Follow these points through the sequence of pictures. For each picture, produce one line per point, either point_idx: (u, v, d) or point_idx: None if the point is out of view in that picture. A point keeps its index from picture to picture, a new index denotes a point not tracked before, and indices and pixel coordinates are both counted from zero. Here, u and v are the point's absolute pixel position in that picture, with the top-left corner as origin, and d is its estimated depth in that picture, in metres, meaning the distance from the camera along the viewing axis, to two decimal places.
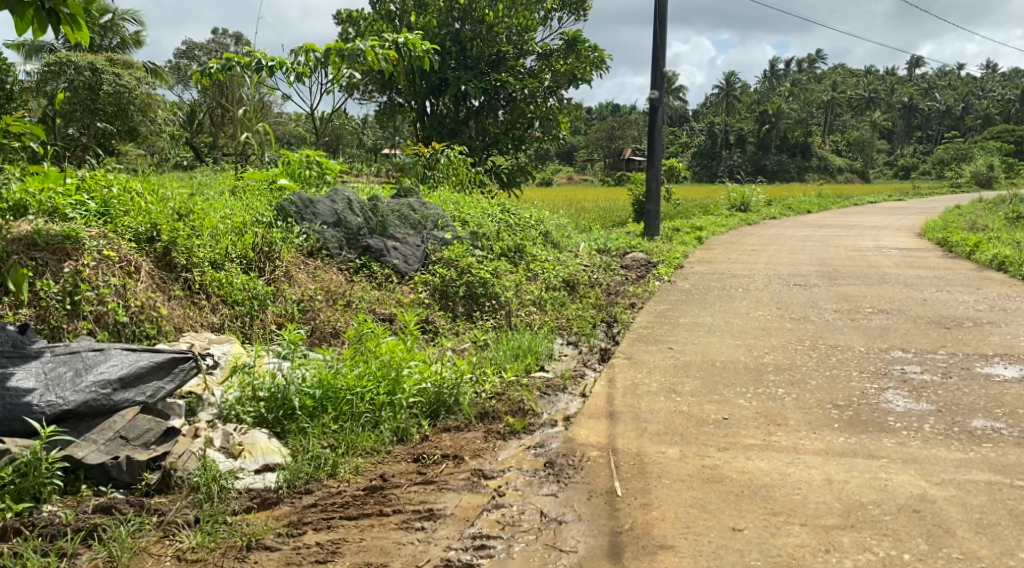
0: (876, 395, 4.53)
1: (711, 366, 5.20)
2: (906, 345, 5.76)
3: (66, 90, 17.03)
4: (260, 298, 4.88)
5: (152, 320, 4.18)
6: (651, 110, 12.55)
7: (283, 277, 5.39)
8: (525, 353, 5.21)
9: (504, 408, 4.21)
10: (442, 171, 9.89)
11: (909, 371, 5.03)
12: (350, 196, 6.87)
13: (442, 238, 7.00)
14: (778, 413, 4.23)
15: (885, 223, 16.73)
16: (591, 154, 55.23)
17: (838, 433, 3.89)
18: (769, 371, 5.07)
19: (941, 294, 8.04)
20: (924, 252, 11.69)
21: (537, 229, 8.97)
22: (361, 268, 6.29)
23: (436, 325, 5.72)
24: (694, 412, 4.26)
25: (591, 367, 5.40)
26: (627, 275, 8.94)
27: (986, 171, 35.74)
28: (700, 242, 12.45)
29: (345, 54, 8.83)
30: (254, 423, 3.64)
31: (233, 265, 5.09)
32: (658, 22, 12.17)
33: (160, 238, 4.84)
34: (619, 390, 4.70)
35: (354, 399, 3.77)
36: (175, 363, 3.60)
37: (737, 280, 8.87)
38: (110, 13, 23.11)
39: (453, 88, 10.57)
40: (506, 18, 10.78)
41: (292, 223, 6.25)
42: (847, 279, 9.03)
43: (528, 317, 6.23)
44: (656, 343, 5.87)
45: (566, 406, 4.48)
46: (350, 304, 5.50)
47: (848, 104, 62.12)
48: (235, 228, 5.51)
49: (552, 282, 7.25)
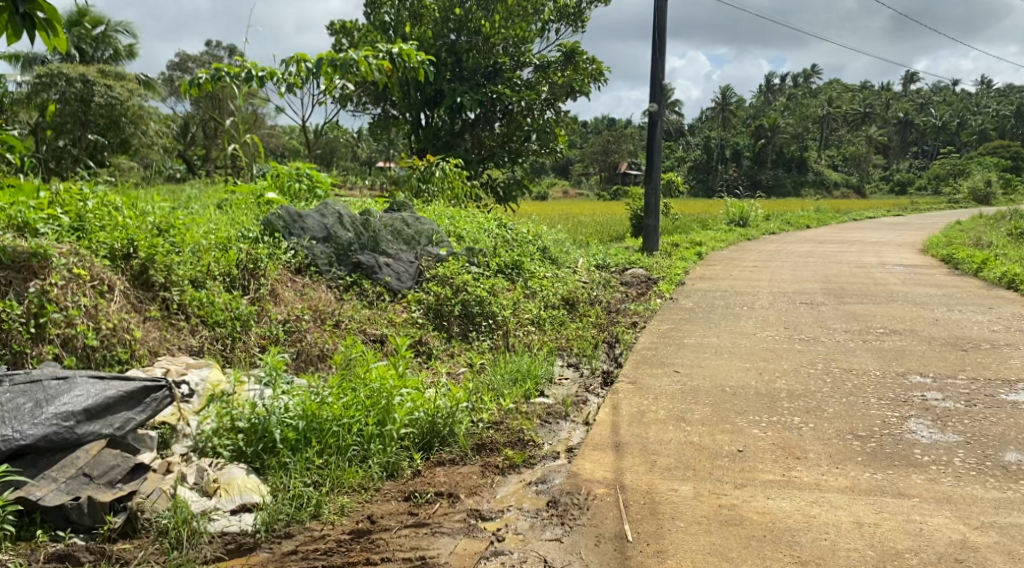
0: (898, 425, 4.27)
1: (721, 392, 4.92)
2: (923, 369, 5.50)
3: (57, 101, 16.84)
4: (242, 318, 4.60)
5: (126, 343, 3.90)
6: (651, 124, 12.33)
7: (268, 296, 5.12)
8: (524, 377, 4.94)
9: (502, 439, 3.93)
10: (437, 185, 9.62)
11: (931, 398, 4.78)
12: (341, 210, 6.59)
13: (436, 254, 6.73)
14: (796, 445, 3.96)
15: (886, 239, 16.51)
16: (586, 167, 55.07)
17: (864, 468, 3.63)
18: (782, 397, 4.81)
19: (953, 313, 7.80)
20: (929, 269, 11.46)
21: (534, 245, 8.71)
22: (351, 285, 6.02)
23: (430, 346, 5.44)
24: (706, 443, 3.99)
25: (594, 392, 5.11)
26: (628, 292, 8.68)
27: (983, 187, 35.78)
28: (700, 258, 12.20)
29: (338, 64, 8.59)
30: (231, 457, 3.35)
31: (215, 284, 4.84)
32: (657, 34, 11.98)
33: (137, 254, 4.55)
34: (625, 417, 4.43)
35: (340, 431, 3.48)
36: (147, 392, 3.30)
37: (741, 298, 8.62)
38: (102, 25, 22.88)
39: (449, 100, 10.33)
40: (503, 29, 10.59)
41: (279, 239, 5.97)
42: (854, 298, 8.79)
43: (527, 337, 5.96)
44: (662, 366, 5.60)
45: (568, 436, 4.20)
46: (338, 325, 5.23)
47: (844, 120, 62.19)
48: (218, 245, 5.25)
49: (551, 300, 6.98)
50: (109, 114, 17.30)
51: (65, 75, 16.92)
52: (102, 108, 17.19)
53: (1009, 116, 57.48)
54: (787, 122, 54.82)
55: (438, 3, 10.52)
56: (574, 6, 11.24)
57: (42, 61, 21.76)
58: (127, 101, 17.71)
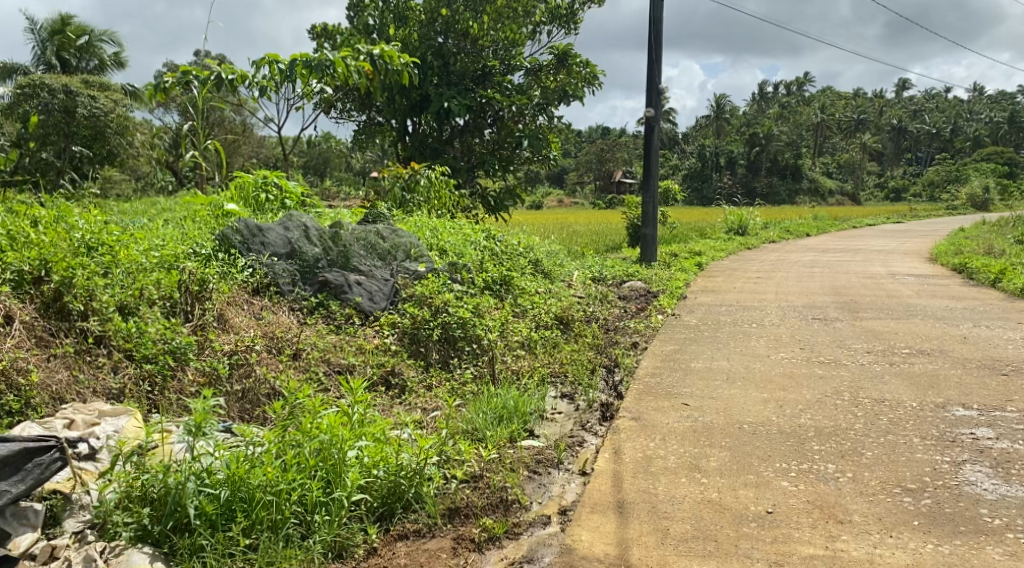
0: (954, 473, 3.61)
1: (738, 431, 4.24)
2: (966, 399, 4.82)
3: (40, 113, 16.08)
4: (178, 351, 3.92)
5: (18, 390, 3.33)
6: (648, 130, 11.67)
7: (215, 323, 4.47)
8: (510, 415, 4.26)
9: (481, 502, 3.26)
10: (422, 194, 8.97)
11: (982, 438, 4.10)
12: (308, 222, 5.91)
13: (414, 271, 6.02)
14: (835, 503, 3.31)
15: (890, 247, 15.88)
16: (581, 176, 54.52)
17: (923, 537, 3.03)
18: (810, 437, 4.12)
19: (980, 330, 7.11)
20: (942, 279, 10.81)
21: (525, 257, 8.02)
22: (317, 307, 5.35)
23: (404, 376, 4.76)
24: (727, 502, 3.32)
25: (591, 430, 4.41)
26: (627, 308, 8.00)
27: (981, 193, 35.15)
28: (701, 269, 11.52)
29: (313, 64, 7.88)
30: (133, 538, 2.68)
31: (149, 310, 4.16)
32: (653, 37, 11.35)
33: (51, 278, 3.93)
34: (629, 466, 3.75)
35: (275, 502, 2.80)
36: (27, 457, 2.66)
37: (749, 314, 7.94)
38: (86, 34, 22.24)
39: (435, 106, 9.66)
40: (492, 31, 9.95)
41: (235, 256, 5.33)
42: (870, 312, 8.13)
43: (515, 364, 5.28)
44: (669, 398, 4.90)
45: (562, 493, 3.51)
46: (298, 355, 4.57)
47: (838, 127, 61.76)
48: (163, 264, 4.61)
49: (542, 320, 6.27)
50: (95, 125, 16.73)
51: (47, 86, 16.27)
52: (87, 119, 16.61)
53: (1003, 121, 57.07)
54: (783, 130, 54.36)
55: (423, 4, 9.87)
56: (566, 7, 10.57)
57: (24, 71, 21.16)
58: (112, 112, 17.19)
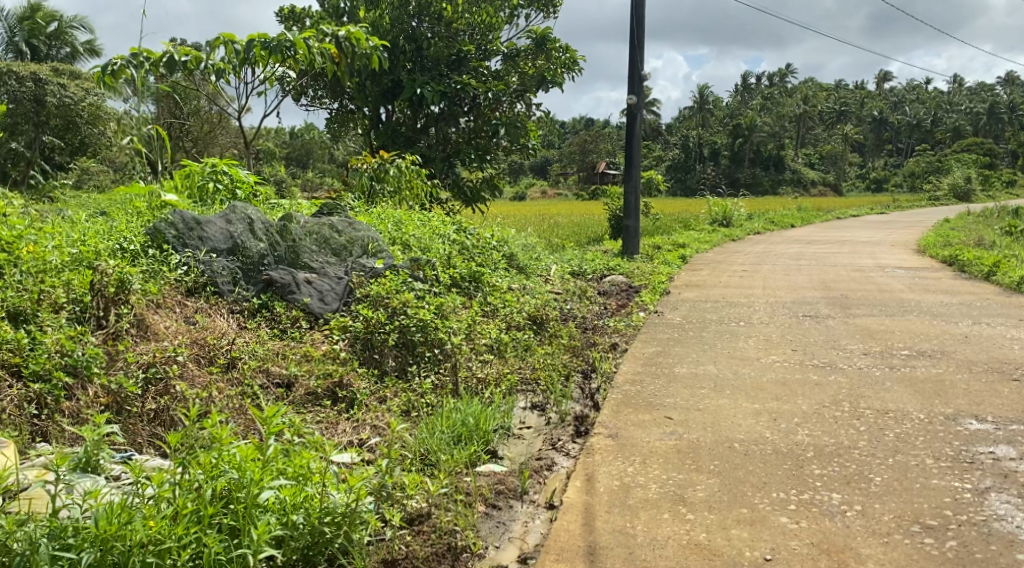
0: (979, 504, 3.13)
1: (728, 450, 3.73)
2: (978, 410, 4.33)
3: (8, 102, 15.40)
4: (79, 366, 3.37)
5: None
6: (630, 118, 11.11)
7: (133, 329, 3.91)
8: (470, 434, 3.71)
9: (423, 552, 2.75)
10: (392, 184, 8.40)
11: (1003, 458, 3.61)
12: (253, 215, 5.29)
13: (372, 267, 5.43)
14: (844, 546, 2.83)
15: (876, 238, 15.48)
16: (566, 166, 54.21)
17: None
18: (810, 459, 3.62)
19: (981, 328, 6.65)
20: (934, 272, 10.36)
21: (499, 251, 7.46)
22: (259, 309, 4.78)
23: (354, 388, 4.18)
24: (718, 545, 2.84)
25: (562, 450, 3.89)
26: (607, 303, 7.51)
27: (963, 183, 34.91)
28: (685, 262, 11.05)
29: (270, 46, 7.24)
30: None
31: (52, 318, 3.60)
32: (636, 22, 10.81)
33: None
34: (604, 499, 3.23)
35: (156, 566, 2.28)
36: None
37: (736, 310, 7.47)
38: (57, 20, 21.53)
39: (407, 92, 9.07)
40: (467, 14, 9.37)
41: (168, 252, 4.76)
42: (862, 308, 7.66)
43: (483, 369, 4.72)
44: (651, 411, 4.38)
45: (524, 534, 3.01)
46: (231, 365, 4.01)
47: (821, 118, 61.67)
48: (78, 263, 4.05)
49: (514, 320, 5.74)
50: (64, 115, 16.07)
51: (16, 75, 15.56)
52: (56, 107, 15.90)
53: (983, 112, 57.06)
54: (767, 120, 54.09)
55: None
56: None
57: None
58: (82, 100, 16.50)
